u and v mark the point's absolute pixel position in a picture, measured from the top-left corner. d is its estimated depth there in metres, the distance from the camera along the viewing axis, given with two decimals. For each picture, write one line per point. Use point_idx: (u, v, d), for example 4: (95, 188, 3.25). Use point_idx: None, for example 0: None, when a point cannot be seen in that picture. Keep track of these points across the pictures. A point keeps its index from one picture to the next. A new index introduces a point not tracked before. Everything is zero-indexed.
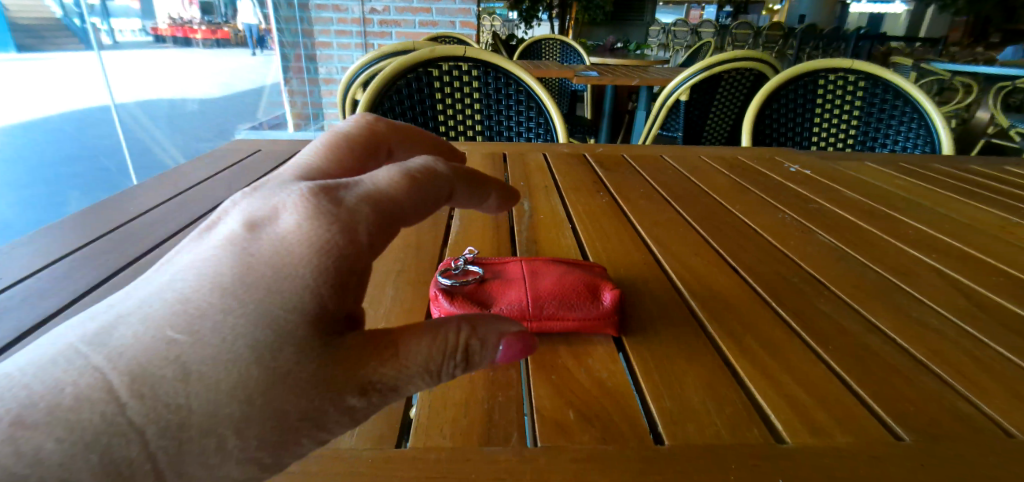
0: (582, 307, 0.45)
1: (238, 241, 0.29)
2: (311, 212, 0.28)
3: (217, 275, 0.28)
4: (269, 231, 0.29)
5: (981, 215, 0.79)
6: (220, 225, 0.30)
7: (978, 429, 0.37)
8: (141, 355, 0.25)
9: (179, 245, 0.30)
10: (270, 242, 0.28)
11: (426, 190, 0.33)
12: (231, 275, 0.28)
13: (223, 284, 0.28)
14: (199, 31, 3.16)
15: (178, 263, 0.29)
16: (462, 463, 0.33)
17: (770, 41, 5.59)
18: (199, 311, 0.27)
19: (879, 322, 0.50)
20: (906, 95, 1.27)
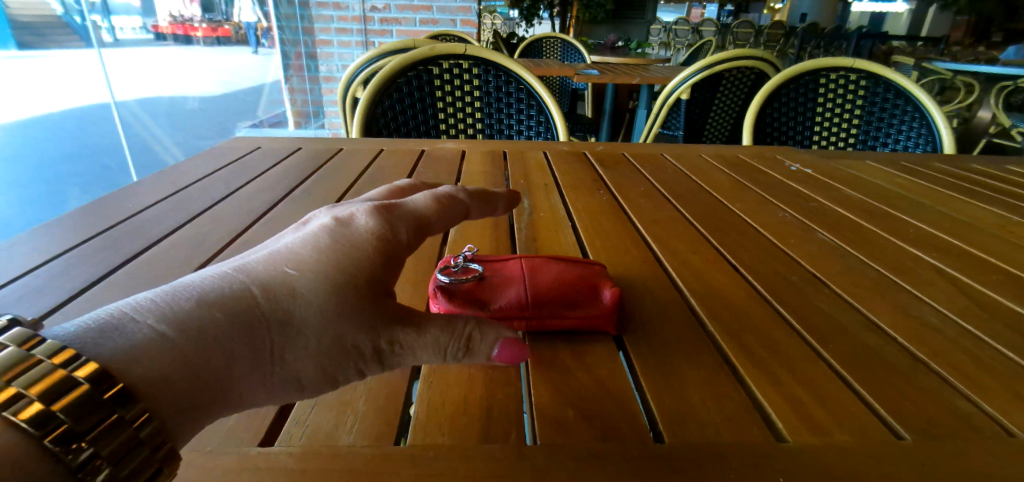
0: (584, 305, 0.45)
1: (329, 224, 0.39)
2: (384, 212, 0.40)
3: (315, 239, 0.37)
4: (350, 219, 0.39)
5: (982, 215, 0.79)
6: (312, 224, 0.41)
7: (978, 428, 0.37)
8: (264, 279, 0.34)
9: (278, 238, 0.41)
10: (352, 224, 0.39)
11: (456, 209, 0.45)
12: (325, 240, 0.37)
13: (320, 243, 0.37)
14: (200, 29, 3.17)
15: (282, 241, 0.39)
16: (461, 461, 0.33)
17: (771, 40, 5.57)
18: (302, 257, 0.36)
19: (880, 321, 0.50)
20: (907, 94, 1.27)
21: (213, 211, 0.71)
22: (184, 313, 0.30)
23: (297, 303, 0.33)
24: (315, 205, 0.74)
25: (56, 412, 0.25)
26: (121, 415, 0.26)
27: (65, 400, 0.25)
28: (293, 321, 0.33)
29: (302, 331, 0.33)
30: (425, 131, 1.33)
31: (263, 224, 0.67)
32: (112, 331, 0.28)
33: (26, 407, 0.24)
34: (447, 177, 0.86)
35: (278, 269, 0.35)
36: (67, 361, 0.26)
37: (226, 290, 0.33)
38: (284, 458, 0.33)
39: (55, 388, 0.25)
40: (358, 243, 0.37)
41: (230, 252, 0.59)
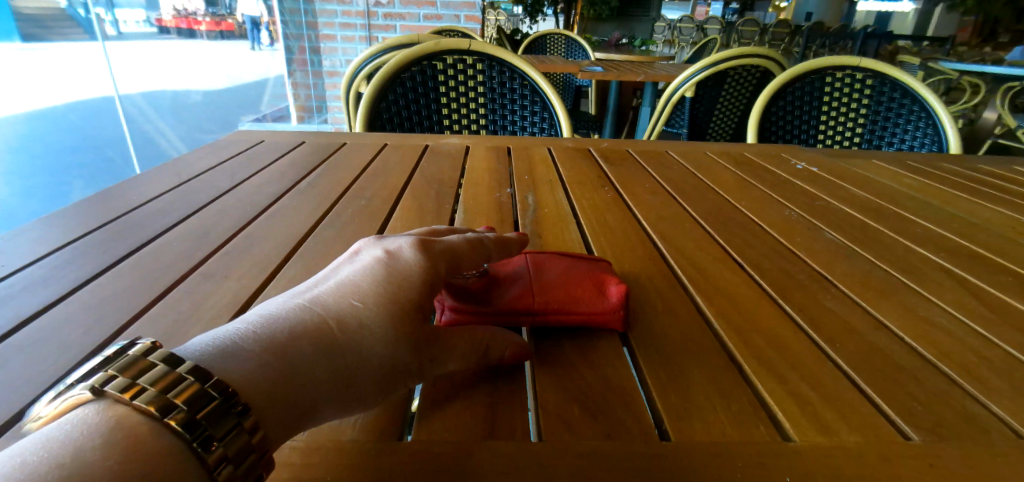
0: (591, 302, 0.45)
1: (381, 256, 0.41)
2: (428, 247, 0.41)
3: (371, 272, 0.39)
4: (399, 252, 0.41)
5: (989, 215, 0.78)
6: (363, 253, 0.43)
7: (987, 430, 0.37)
8: (331, 313, 0.35)
9: (329, 269, 0.42)
10: (401, 257, 0.40)
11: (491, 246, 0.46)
12: (380, 272, 0.39)
13: (377, 277, 0.39)
14: (204, 23, 3.19)
15: (337, 273, 0.40)
16: (466, 457, 0.33)
17: (776, 39, 5.54)
18: (362, 289, 0.38)
19: (888, 321, 0.50)
20: (914, 94, 1.26)
21: (217, 203, 0.71)
22: (271, 344, 0.32)
23: (364, 332, 0.35)
24: (318, 199, 0.74)
25: (199, 418, 0.27)
26: (242, 423, 0.28)
27: (207, 408, 0.27)
28: (362, 345, 0.34)
29: (372, 356, 0.35)
30: (429, 126, 1.33)
31: (266, 217, 0.67)
32: (220, 354, 0.31)
33: (174, 413, 0.26)
34: (452, 172, 0.86)
35: (341, 301, 0.36)
36: (200, 379, 0.28)
37: (299, 320, 0.34)
38: (289, 453, 0.33)
39: (199, 399, 0.27)
40: (412, 276, 0.39)
41: (235, 245, 0.59)
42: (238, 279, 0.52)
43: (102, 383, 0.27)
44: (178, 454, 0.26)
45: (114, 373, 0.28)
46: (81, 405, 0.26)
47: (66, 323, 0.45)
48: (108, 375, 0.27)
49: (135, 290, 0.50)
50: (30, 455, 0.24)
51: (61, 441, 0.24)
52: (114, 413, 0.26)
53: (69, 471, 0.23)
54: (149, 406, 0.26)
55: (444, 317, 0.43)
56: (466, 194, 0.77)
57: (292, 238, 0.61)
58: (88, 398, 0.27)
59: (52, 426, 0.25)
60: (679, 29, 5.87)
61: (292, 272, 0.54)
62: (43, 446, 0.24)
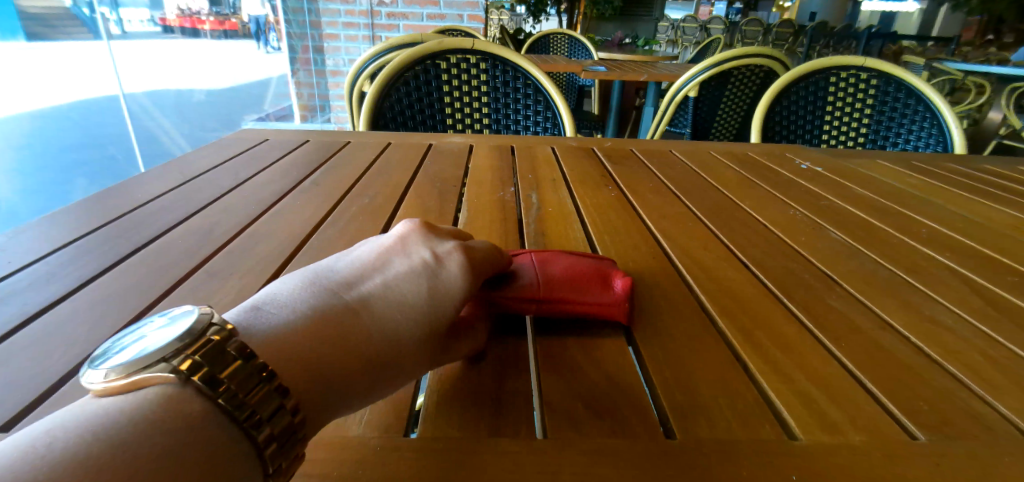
0: (597, 292, 0.46)
1: (428, 261, 0.41)
2: (472, 266, 0.42)
3: (417, 279, 0.39)
4: (445, 263, 0.41)
5: (996, 215, 0.78)
6: (404, 249, 0.42)
7: (995, 430, 0.37)
8: (373, 311, 0.35)
9: (369, 251, 0.41)
10: (446, 270, 0.41)
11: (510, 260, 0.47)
12: (424, 279, 0.39)
13: (421, 285, 0.39)
14: (207, 23, 3.22)
15: (380, 261, 0.40)
16: (470, 453, 0.33)
17: (780, 39, 5.52)
18: (404, 295, 0.38)
19: (892, 320, 0.50)
20: (919, 94, 1.26)
21: (221, 202, 0.71)
22: (304, 323, 0.32)
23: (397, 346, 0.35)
24: (322, 198, 0.73)
25: (265, 421, 0.27)
26: (287, 412, 0.28)
27: (274, 414, 0.27)
28: (394, 353, 0.34)
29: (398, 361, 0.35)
30: (432, 125, 1.32)
31: (269, 216, 0.67)
32: (255, 323, 0.32)
33: (238, 400, 0.27)
34: (455, 171, 0.86)
35: (382, 301, 0.36)
36: (270, 379, 0.28)
37: (336, 311, 0.34)
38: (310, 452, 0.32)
39: (258, 389, 0.27)
40: (451, 292, 0.39)
41: (239, 243, 0.59)
42: (242, 278, 0.52)
43: (185, 366, 0.27)
44: (235, 440, 0.26)
45: (197, 358, 0.27)
46: (160, 385, 0.26)
47: (71, 319, 0.45)
48: (189, 358, 0.27)
49: (139, 287, 0.50)
50: (128, 436, 0.23)
51: (153, 426, 0.24)
52: (193, 406, 0.26)
53: (161, 463, 0.23)
54: (226, 403, 0.26)
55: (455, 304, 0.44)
56: (470, 192, 0.77)
57: (296, 236, 0.62)
58: (170, 380, 0.26)
59: (140, 407, 0.25)
60: (682, 29, 5.82)
61: (296, 270, 0.54)
62: (118, 417, 0.24)
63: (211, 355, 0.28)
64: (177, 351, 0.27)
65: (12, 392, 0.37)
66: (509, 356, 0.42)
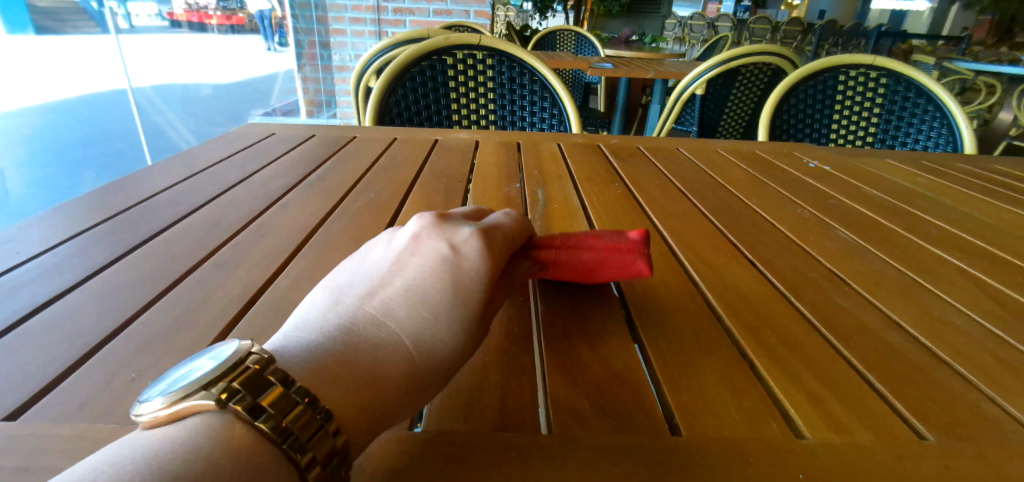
0: (613, 239, 0.52)
1: (448, 269, 0.39)
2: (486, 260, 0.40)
3: (438, 290, 0.38)
4: (463, 265, 0.40)
5: (1007, 216, 0.77)
6: (424, 257, 0.41)
7: (1004, 432, 0.36)
8: (400, 329, 0.35)
9: (389, 263, 0.41)
10: (466, 273, 0.39)
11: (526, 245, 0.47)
12: (445, 288, 0.38)
13: (443, 295, 0.38)
14: (214, 17, 3.07)
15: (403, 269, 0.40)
16: (475, 447, 0.33)
17: (789, 37, 5.47)
18: (428, 299, 0.37)
19: (902, 320, 0.49)
20: (929, 93, 1.25)
21: (228, 195, 0.71)
22: (334, 344, 0.33)
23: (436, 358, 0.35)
24: (328, 192, 0.73)
25: (302, 439, 0.27)
26: (330, 440, 0.28)
27: (312, 434, 0.28)
28: (436, 364, 0.35)
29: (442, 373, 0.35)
30: (438, 121, 1.32)
31: (277, 209, 0.67)
32: (294, 346, 0.33)
33: (278, 426, 0.27)
34: (461, 167, 0.86)
35: (408, 307, 0.37)
36: (308, 401, 0.29)
37: (365, 325, 0.35)
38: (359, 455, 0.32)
39: (300, 414, 0.28)
40: (475, 289, 0.39)
41: (245, 236, 0.59)
42: (248, 270, 0.52)
43: (226, 394, 0.27)
44: (281, 471, 0.26)
45: (235, 385, 0.28)
46: (200, 413, 0.27)
47: (79, 310, 0.45)
48: (226, 387, 0.28)
49: (147, 279, 0.50)
50: (169, 463, 0.24)
51: (192, 453, 0.25)
52: (230, 432, 0.26)
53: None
54: (264, 426, 0.27)
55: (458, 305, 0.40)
56: (476, 188, 0.77)
57: (303, 230, 0.62)
58: (210, 408, 0.27)
59: (181, 438, 0.25)
60: (690, 27, 5.70)
61: (302, 264, 0.54)
62: (165, 446, 0.25)
63: (250, 383, 0.28)
64: (218, 381, 0.28)
65: (22, 380, 0.37)
66: (514, 350, 0.42)
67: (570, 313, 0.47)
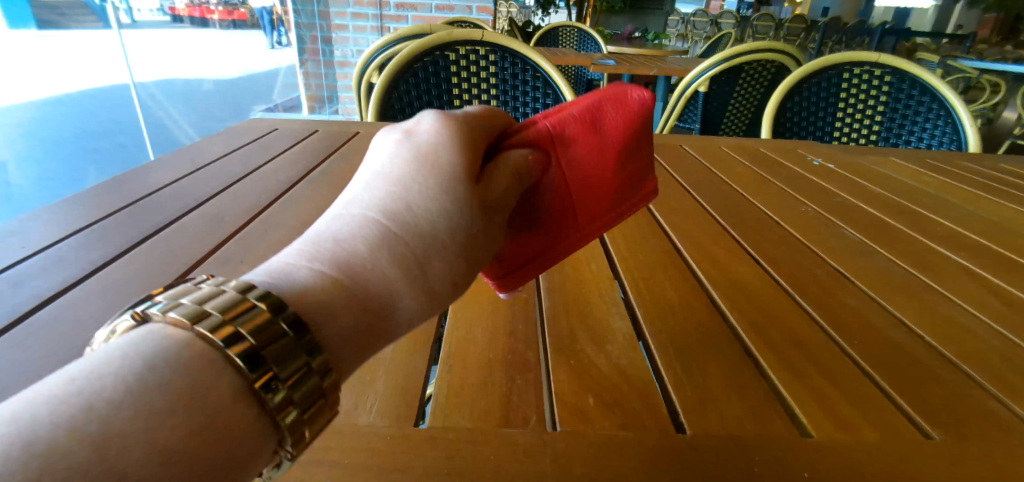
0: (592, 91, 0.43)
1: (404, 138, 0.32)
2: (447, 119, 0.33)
3: (402, 160, 0.31)
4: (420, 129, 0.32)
5: (1013, 215, 0.77)
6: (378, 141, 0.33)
7: (1010, 431, 0.36)
8: (376, 214, 0.29)
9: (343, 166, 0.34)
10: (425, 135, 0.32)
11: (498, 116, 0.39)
12: (407, 156, 0.31)
13: (409, 162, 0.31)
14: (216, 12, 3.16)
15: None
16: (479, 444, 0.33)
17: (792, 34, 5.45)
18: (398, 179, 0.30)
19: (907, 319, 0.49)
20: (934, 91, 1.24)
21: (231, 190, 0.71)
22: (302, 259, 0.27)
23: (431, 237, 0.29)
24: (331, 188, 0.73)
25: (282, 376, 0.23)
26: (315, 385, 0.25)
27: (295, 373, 0.24)
28: (437, 246, 0.29)
29: (447, 251, 0.30)
30: None
31: (281, 204, 0.67)
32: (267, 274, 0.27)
33: (254, 360, 0.23)
34: None
35: (378, 195, 0.30)
36: (294, 333, 0.24)
37: (332, 230, 0.28)
38: (366, 449, 0.32)
39: (282, 345, 0.24)
40: (456, 158, 0.31)
41: (249, 231, 0.59)
42: (252, 266, 0.52)
43: (197, 316, 0.23)
44: (256, 415, 0.23)
45: (209, 309, 0.24)
46: (162, 336, 0.23)
47: (83, 305, 0.45)
48: (204, 310, 0.24)
49: (150, 274, 0.50)
50: (117, 386, 0.20)
51: (149, 376, 0.21)
52: (200, 356, 0.22)
53: (150, 419, 0.20)
54: (238, 356, 0.23)
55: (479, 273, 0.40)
56: None
57: (306, 225, 0.62)
58: (178, 330, 0.23)
59: (136, 356, 0.21)
60: (692, 23, 5.71)
61: None
62: (115, 364, 0.21)
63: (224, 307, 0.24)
64: (190, 302, 0.24)
65: (27, 374, 0.37)
66: (519, 346, 0.42)
67: (573, 310, 0.47)
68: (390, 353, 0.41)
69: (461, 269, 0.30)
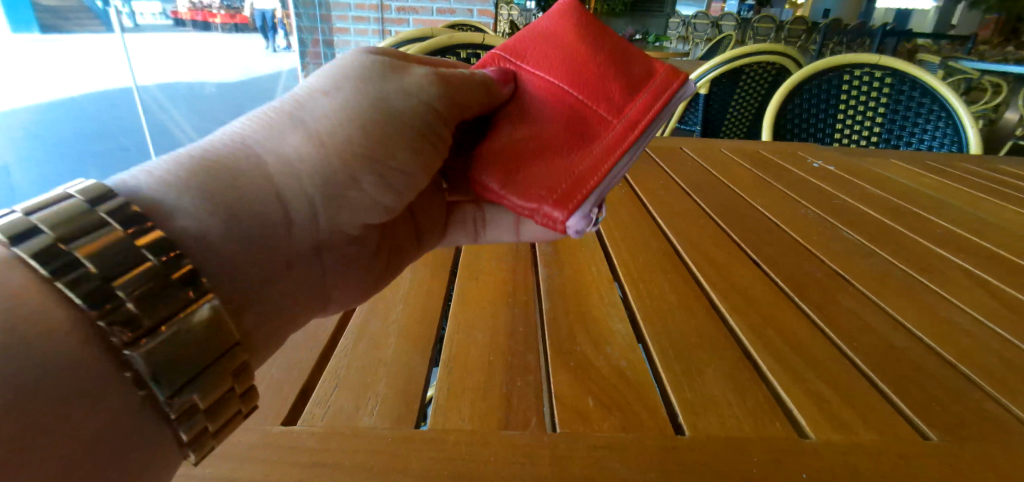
0: None
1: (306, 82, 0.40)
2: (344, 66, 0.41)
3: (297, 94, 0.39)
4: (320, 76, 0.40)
5: (1013, 216, 0.77)
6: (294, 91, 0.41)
7: (1008, 432, 0.36)
8: (262, 130, 0.36)
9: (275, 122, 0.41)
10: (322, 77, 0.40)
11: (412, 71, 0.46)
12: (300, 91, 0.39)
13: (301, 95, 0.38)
14: (218, 16, 3.16)
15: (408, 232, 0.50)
16: (480, 445, 0.33)
17: (792, 36, 5.45)
18: (290, 106, 0.38)
19: (907, 321, 0.49)
20: (934, 93, 1.23)
21: None
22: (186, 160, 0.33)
23: (316, 115, 0.37)
24: None
25: (162, 342, 0.27)
26: (201, 348, 0.28)
27: (174, 337, 0.27)
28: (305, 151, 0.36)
29: (321, 148, 0.37)
30: None
31: None
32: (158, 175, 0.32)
33: (128, 328, 0.26)
34: None
35: (271, 116, 0.37)
36: (171, 298, 0.27)
37: (225, 143, 0.35)
38: (368, 450, 0.33)
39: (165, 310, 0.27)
40: (340, 81, 0.39)
41: None
42: None
43: (73, 265, 0.25)
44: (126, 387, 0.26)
45: (83, 259, 0.26)
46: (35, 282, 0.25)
47: None
48: (78, 260, 0.26)
49: None
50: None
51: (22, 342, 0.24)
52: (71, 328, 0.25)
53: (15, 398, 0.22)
54: (108, 322, 0.26)
55: (551, 215, 0.41)
56: None
57: None
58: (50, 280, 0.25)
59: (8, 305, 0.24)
60: (692, 25, 5.72)
61: None
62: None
63: (100, 262, 0.26)
64: (68, 242, 0.26)
65: None
66: (519, 348, 0.42)
67: (573, 312, 0.47)
68: (392, 356, 0.41)
69: (334, 162, 0.37)
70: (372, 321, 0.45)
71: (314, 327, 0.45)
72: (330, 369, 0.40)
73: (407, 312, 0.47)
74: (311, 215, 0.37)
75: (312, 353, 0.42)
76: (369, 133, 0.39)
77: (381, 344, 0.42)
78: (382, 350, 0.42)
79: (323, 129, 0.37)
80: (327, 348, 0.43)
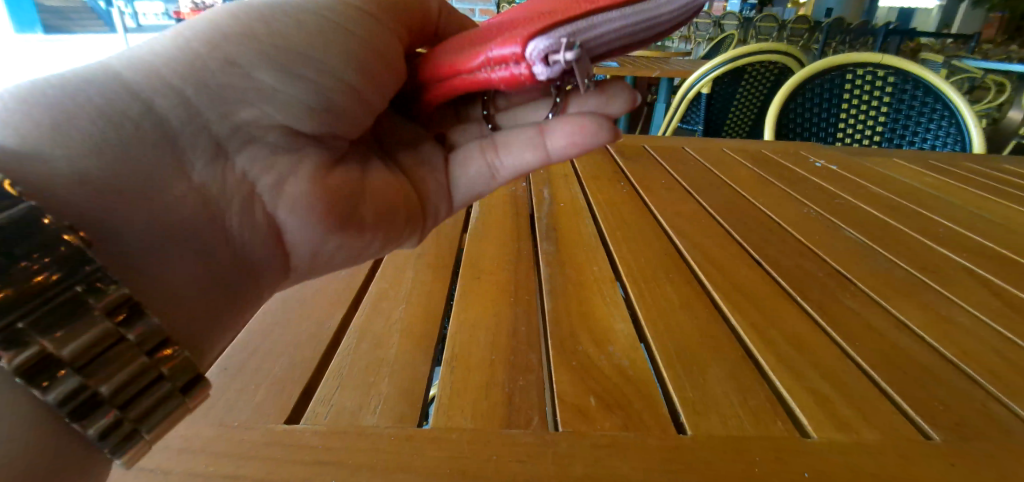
0: None
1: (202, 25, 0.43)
2: None
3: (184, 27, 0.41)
4: None
5: (1017, 216, 0.76)
6: None
7: (1010, 432, 0.36)
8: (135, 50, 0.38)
9: None
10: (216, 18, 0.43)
11: None
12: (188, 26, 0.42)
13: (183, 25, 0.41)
14: None
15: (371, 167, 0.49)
16: (482, 444, 0.33)
17: (795, 36, 5.43)
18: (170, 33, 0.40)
19: (909, 320, 0.49)
20: (938, 92, 1.22)
21: None
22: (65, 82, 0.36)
23: (182, 29, 0.39)
24: None
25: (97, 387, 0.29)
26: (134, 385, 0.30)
27: (111, 378, 0.30)
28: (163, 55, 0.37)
29: (184, 48, 0.38)
30: None
31: None
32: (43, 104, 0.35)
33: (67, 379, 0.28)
34: None
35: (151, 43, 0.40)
36: (110, 346, 0.29)
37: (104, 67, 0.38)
38: (372, 450, 0.33)
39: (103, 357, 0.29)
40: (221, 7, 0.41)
41: None
42: None
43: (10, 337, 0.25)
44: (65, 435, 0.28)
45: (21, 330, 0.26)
46: None
47: None
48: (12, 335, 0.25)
49: None
50: None
51: None
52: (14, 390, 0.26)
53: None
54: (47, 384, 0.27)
55: (512, 67, 0.35)
56: None
57: None
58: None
59: None
60: (695, 25, 5.70)
61: None
62: None
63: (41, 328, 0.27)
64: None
65: None
66: (521, 347, 0.42)
67: (575, 312, 0.47)
68: (395, 355, 0.41)
69: (197, 60, 0.38)
70: (374, 320, 0.45)
71: (317, 326, 0.45)
72: (332, 367, 0.40)
73: (409, 311, 0.47)
74: (191, 111, 0.38)
75: (315, 352, 0.42)
76: (234, 33, 0.39)
77: (383, 344, 0.43)
78: (385, 349, 0.42)
79: (186, 28, 0.38)
80: (329, 347, 0.43)
